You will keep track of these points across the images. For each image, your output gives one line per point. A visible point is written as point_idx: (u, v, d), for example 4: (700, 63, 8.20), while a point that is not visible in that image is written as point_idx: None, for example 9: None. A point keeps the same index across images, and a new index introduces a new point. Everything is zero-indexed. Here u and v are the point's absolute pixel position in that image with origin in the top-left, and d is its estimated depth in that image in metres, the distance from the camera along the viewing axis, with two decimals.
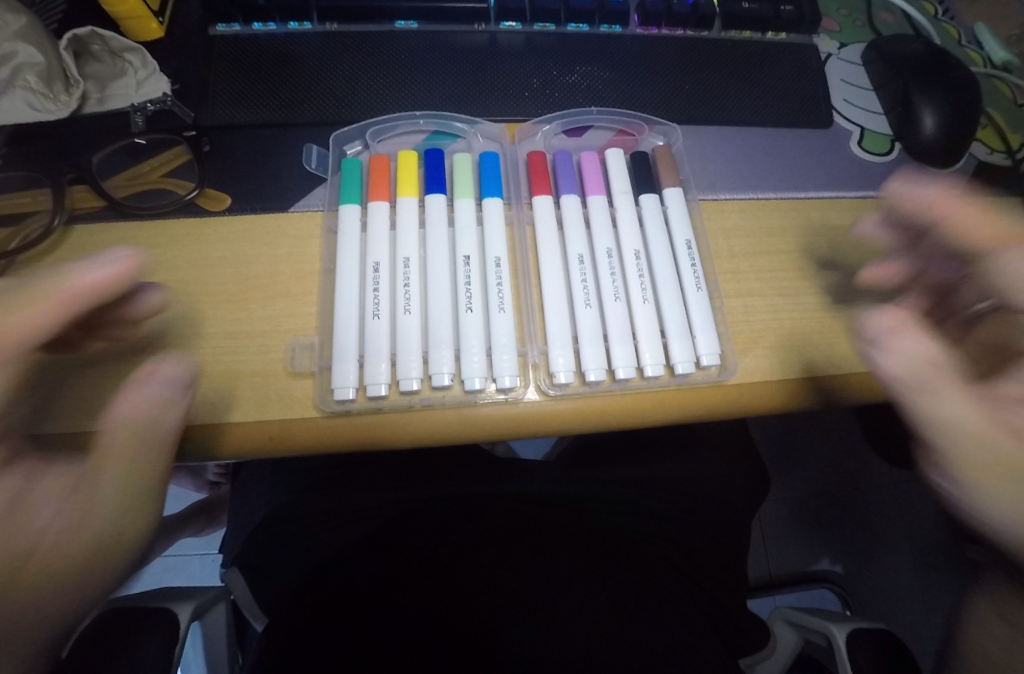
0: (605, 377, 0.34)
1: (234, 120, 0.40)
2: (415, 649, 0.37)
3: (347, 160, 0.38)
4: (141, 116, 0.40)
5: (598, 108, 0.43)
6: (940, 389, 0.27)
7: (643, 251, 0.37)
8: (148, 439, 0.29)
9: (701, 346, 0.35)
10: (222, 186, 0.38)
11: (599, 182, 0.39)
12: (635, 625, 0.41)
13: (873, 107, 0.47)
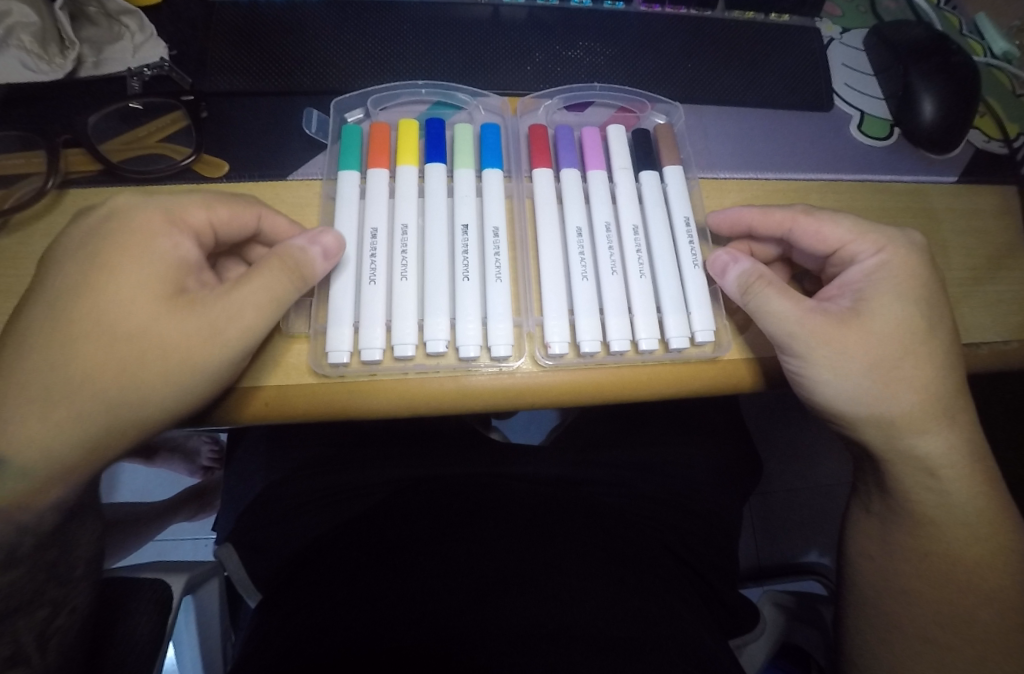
0: (598, 350, 0.34)
1: (232, 87, 0.40)
2: (405, 617, 0.37)
3: (347, 127, 0.38)
4: (138, 81, 0.39)
5: (600, 85, 0.43)
6: (762, 292, 0.33)
7: (641, 226, 0.37)
8: (268, 294, 0.30)
9: (697, 322, 0.35)
10: (219, 153, 0.38)
11: (600, 158, 0.39)
12: (626, 600, 0.41)
13: (874, 92, 0.47)
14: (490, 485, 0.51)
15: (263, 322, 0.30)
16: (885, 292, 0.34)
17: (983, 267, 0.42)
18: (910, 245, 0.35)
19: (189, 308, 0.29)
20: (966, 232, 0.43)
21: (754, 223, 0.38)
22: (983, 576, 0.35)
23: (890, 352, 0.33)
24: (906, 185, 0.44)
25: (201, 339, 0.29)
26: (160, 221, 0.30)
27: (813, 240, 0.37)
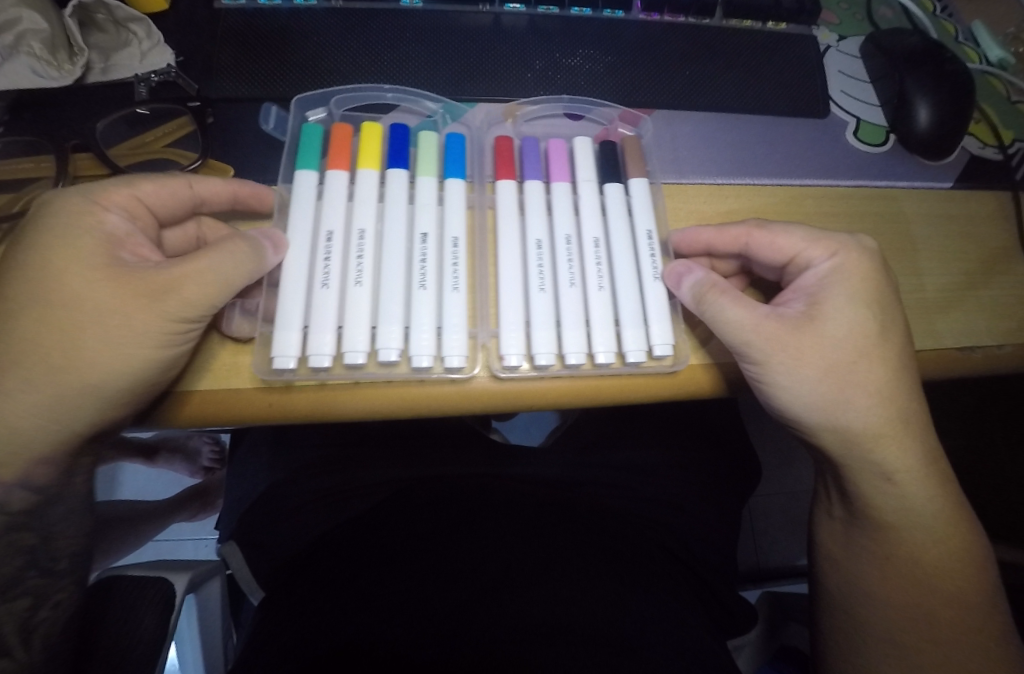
0: (554, 362, 0.35)
1: (239, 93, 0.40)
2: (392, 619, 0.37)
3: (306, 127, 0.38)
4: (146, 87, 0.40)
5: (569, 97, 0.43)
6: (716, 300, 0.34)
7: (603, 240, 0.38)
8: (222, 273, 0.31)
9: (655, 336, 0.36)
10: (227, 158, 0.39)
11: (578, 169, 0.40)
12: (611, 597, 0.41)
13: (870, 99, 0.48)
14: (490, 487, 0.51)
15: (215, 299, 0.31)
16: (836, 296, 0.34)
17: (976, 272, 0.43)
18: (863, 249, 0.36)
19: (143, 289, 0.30)
20: (959, 237, 0.44)
21: (710, 242, 0.39)
22: (962, 574, 0.37)
23: (844, 356, 0.34)
24: (902, 191, 0.45)
25: (153, 316, 0.29)
26: (108, 211, 0.31)
27: (769, 250, 0.37)
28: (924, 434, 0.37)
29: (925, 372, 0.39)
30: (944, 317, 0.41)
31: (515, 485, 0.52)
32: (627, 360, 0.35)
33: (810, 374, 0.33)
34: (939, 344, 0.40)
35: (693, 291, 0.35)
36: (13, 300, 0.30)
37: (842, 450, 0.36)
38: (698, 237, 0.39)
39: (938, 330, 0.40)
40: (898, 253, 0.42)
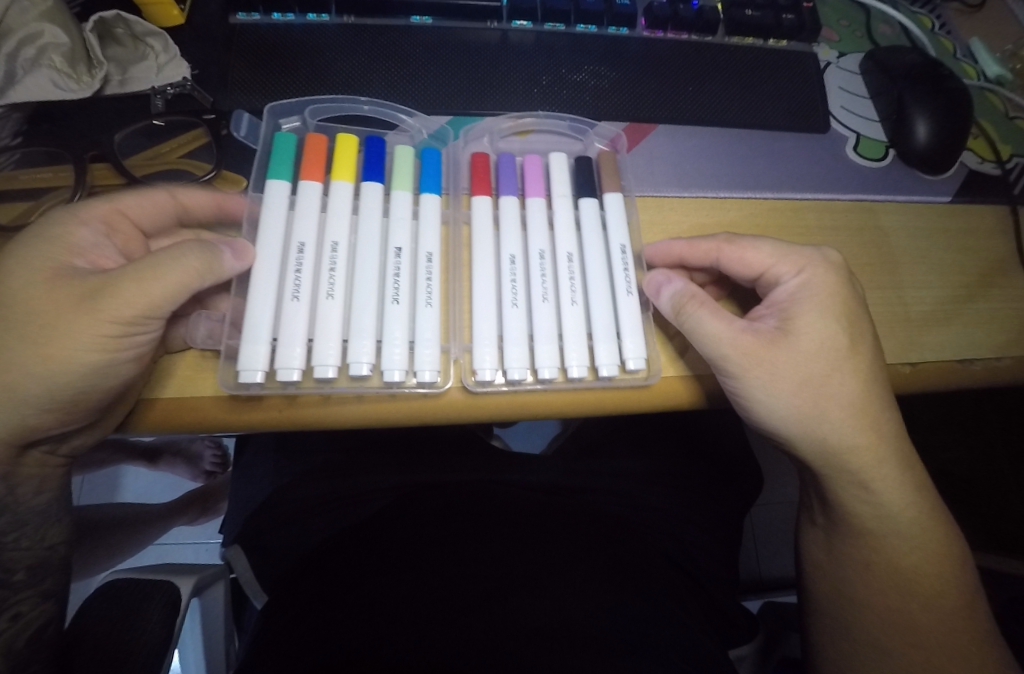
0: (527, 375, 0.35)
1: (251, 105, 0.41)
2: (384, 626, 0.37)
3: (279, 136, 0.38)
4: (161, 99, 0.41)
5: (544, 112, 0.44)
6: (694, 313, 0.35)
7: (575, 256, 0.38)
8: (172, 278, 0.31)
9: (629, 351, 0.36)
10: (239, 168, 0.40)
11: (579, 181, 0.41)
12: (602, 604, 0.41)
13: (870, 114, 0.49)
14: (490, 493, 0.52)
15: (163, 305, 0.31)
16: (806, 311, 0.35)
17: (974, 285, 0.43)
18: (827, 261, 0.37)
19: (89, 293, 0.30)
20: (957, 251, 0.44)
21: (683, 254, 0.39)
22: (958, 582, 0.38)
23: (818, 369, 0.35)
24: (901, 205, 0.45)
25: (96, 320, 0.30)
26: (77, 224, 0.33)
27: (738, 265, 0.38)
28: (906, 442, 0.38)
29: (922, 383, 0.40)
30: (943, 328, 0.41)
31: (517, 491, 0.53)
32: (599, 374, 0.36)
33: (785, 387, 0.34)
34: (937, 356, 0.41)
35: (673, 301, 0.36)
36: (29, 307, 0.30)
37: (822, 457, 0.37)
38: (671, 250, 0.39)
39: (938, 341, 0.41)
40: (897, 265, 0.43)
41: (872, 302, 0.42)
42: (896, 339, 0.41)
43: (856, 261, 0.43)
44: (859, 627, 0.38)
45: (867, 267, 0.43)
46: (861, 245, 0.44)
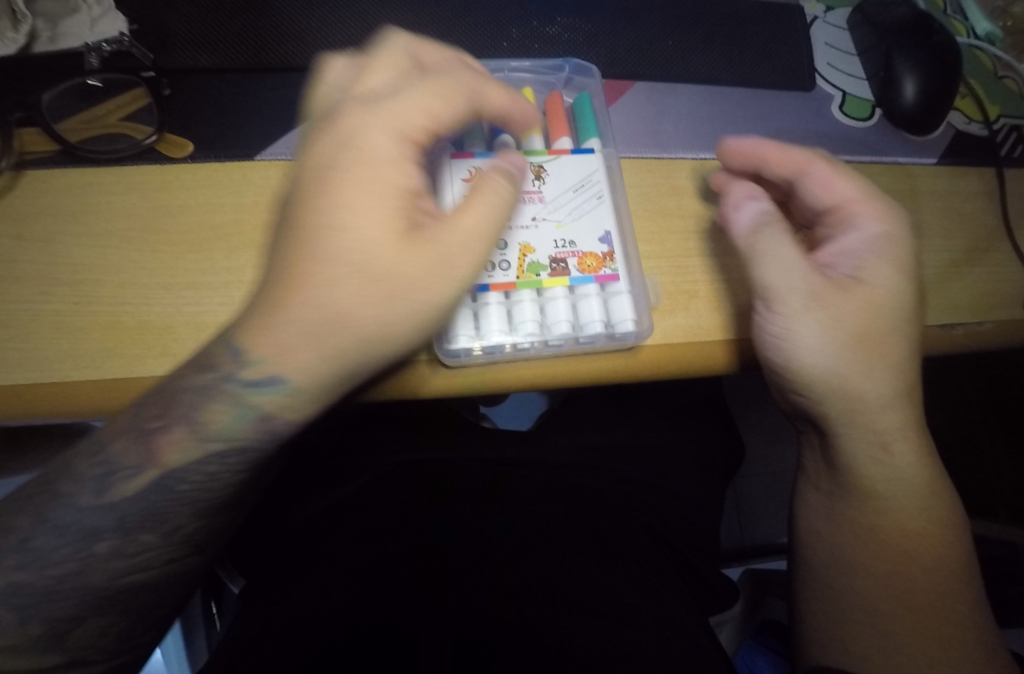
0: (506, 343, 0.33)
1: (195, 64, 0.39)
2: (355, 602, 0.36)
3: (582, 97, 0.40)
4: (96, 57, 0.38)
5: (513, 67, 0.42)
6: (774, 237, 0.34)
7: (547, 210, 0.35)
8: (484, 224, 0.31)
9: (615, 312, 0.34)
10: (183, 132, 0.37)
11: (562, 124, 0.39)
12: (581, 578, 0.40)
13: (856, 71, 0.47)
14: (467, 467, 0.51)
15: (480, 250, 0.31)
16: (875, 264, 0.35)
17: (960, 250, 0.42)
18: (901, 223, 0.36)
19: (430, 246, 0.29)
20: (944, 214, 0.43)
21: (766, 154, 0.38)
22: (945, 547, 0.37)
23: (871, 324, 0.34)
24: (888, 167, 0.44)
25: (433, 271, 0.29)
26: (360, 140, 0.30)
27: (821, 188, 0.37)
28: (894, 407, 0.37)
29: None
30: (931, 294, 0.40)
31: (498, 465, 0.52)
32: (582, 333, 0.34)
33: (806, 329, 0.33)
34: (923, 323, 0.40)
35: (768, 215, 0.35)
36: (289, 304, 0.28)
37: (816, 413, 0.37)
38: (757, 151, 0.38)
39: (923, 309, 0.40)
40: None
41: None
42: None
43: None
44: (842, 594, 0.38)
45: None
46: None
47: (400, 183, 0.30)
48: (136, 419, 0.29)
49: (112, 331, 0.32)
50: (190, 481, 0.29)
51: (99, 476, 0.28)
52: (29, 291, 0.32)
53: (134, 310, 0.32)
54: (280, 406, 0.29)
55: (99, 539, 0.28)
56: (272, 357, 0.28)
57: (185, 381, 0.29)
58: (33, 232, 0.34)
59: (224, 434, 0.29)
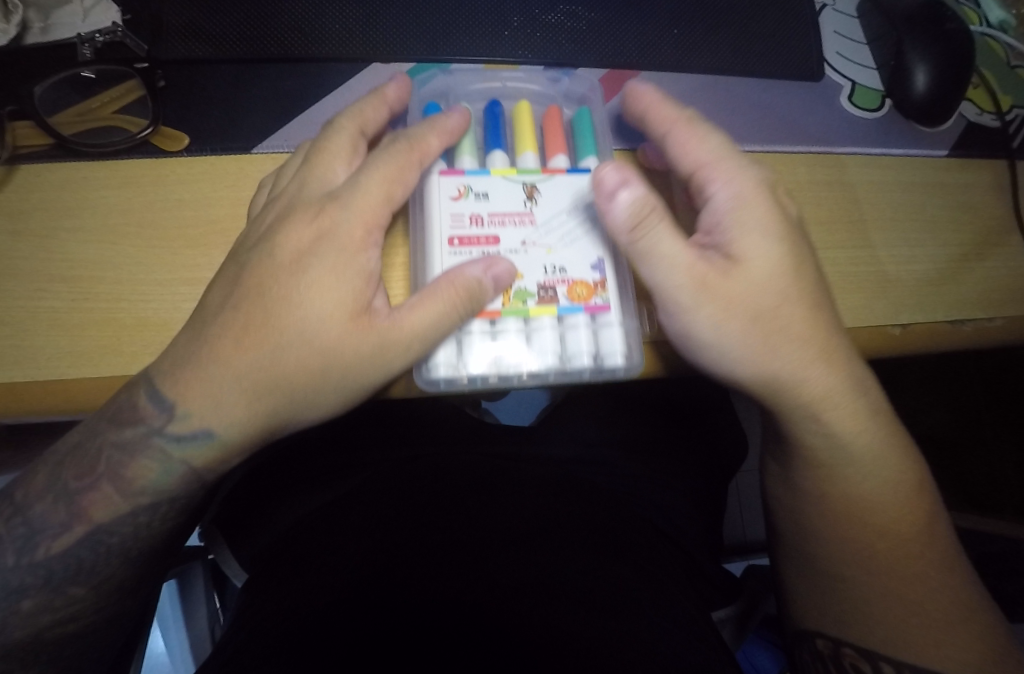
0: (490, 374, 0.32)
1: (190, 54, 0.38)
2: (353, 592, 0.35)
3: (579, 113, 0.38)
4: (89, 48, 0.38)
5: (514, 64, 0.41)
6: (651, 228, 0.31)
7: (538, 234, 0.33)
8: (425, 319, 0.29)
9: (604, 344, 0.32)
10: (178, 125, 0.36)
11: (559, 141, 0.37)
12: (579, 569, 0.39)
13: (865, 61, 0.46)
14: (469, 462, 0.51)
15: (421, 346, 0.30)
16: (749, 233, 0.33)
17: (968, 245, 0.41)
18: (760, 177, 0.34)
19: (368, 337, 0.29)
20: (955, 207, 0.42)
21: (646, 111, 0.37)
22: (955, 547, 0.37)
23: (765, 300, 0.32)
24: (897, 159, 0.43)
25: (369, 358, 0.29)
26: (324, 221, 0.31)
27: (680, 150, 0.35)
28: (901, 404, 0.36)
29: (911, 346, 0.39)
30: (940, 289, 0.40)
31: (500, 462, 0.52)
32: (568, 365, 0.32)
33: (711, 320, 0.31)
34: (932, 318, 0.39)
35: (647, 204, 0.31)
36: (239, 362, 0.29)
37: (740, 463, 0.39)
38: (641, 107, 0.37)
39: (931, 304, 0.39)
40: (892, 223, 0.41)
41: (859, 263, 0.40)
42: (890, 300, 0.39)
43: (849, 217, 0.41)
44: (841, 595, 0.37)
45: (860, 223, 0.41)
46: (857, 202, 0.41)
47: (355, 264, 0.30)
48: (55, 480, 0.30)
49: (107, 327, 0.31)
50: (120, 533, 0.30)
51: (22, 536, 0.29)
52: (23, 287, 0.32)
53: (128, 306, 0.32)
54: (206, 460, 0.30)
55: (24, 594, 0.30)
56: (198, 412, 0.29)
57: (103, 438, 0.30)
58: (28, 227, 0.33)
59: (151, 489, 0.30)
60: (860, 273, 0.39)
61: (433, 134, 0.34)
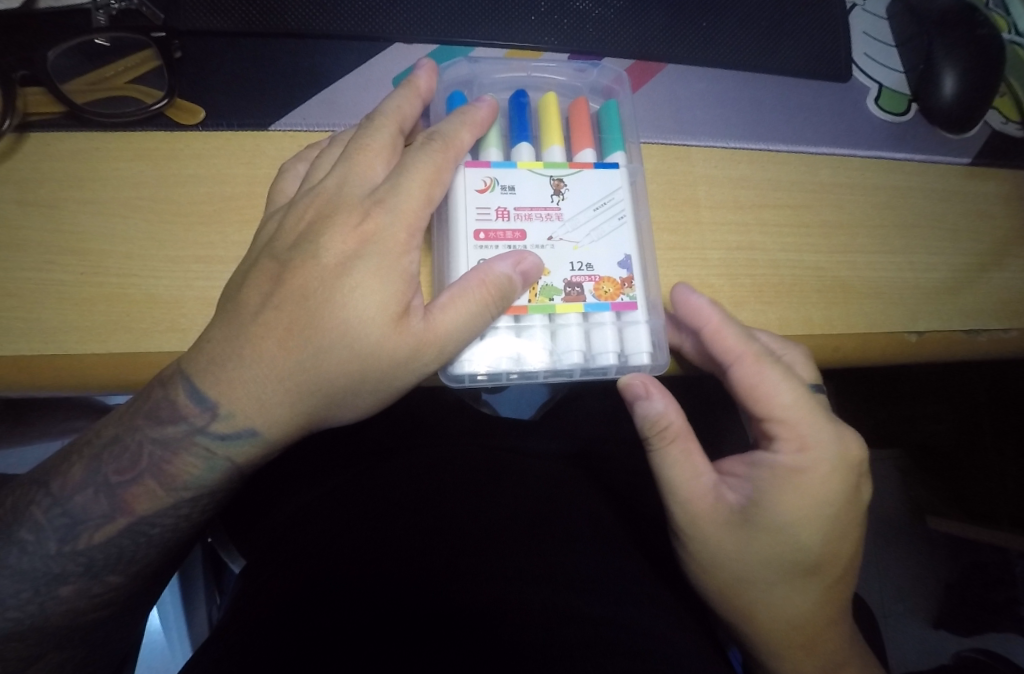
0: (512, 371, 0.31)
1: (208, 26, 0.37)
2: (359, 585, 0.34)
3: (607, 105, 0.37)
4: (105, 15, 0.37)
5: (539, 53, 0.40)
6: (655, 395, 0.32)
7: (565, 230, 0.32)
8: (467, 321, 0.28)
9: (630, 342, 0.32)
10: (195, 98, 0.35)
11: (586, 135, 0.36)
12: (592, 569, 0.38)
13: (893, 63, 0.45)
14: (477, 457, 0.50)
15: (460, 347, 0.29)
16: (774, 501, 0.32)
17: (988, 255, 0.41)
18: (836, 462, 0.33)
19: (408, 338, 0.28)
20: (978, 217, 0.42)
21: (705, 329, 0.32)
22: None
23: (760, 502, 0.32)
24: (921, 165, 0.42)
25: (410, 359, 0.28)
26: (368, 222, 0.29)
27: (745, 386, 0.33)
28: None
29: (928, 354, 0.38)
30: (958, 298, 0.39)
31: (507, 456, 0.52)
32: (593, 363, 0.31)
33: (676, 419, 0.32)
34: (950, 327, 0.38)
35: (706, 335, 0.33)
36: (262, 358, 0.28)
37: (685, 520, 0.33)
38: (703, 310, 0.32)
39: (949, 313, 0.39)
40: (913, 229, 0.41)
41: (877, 268, 0.39)
42: (908, 307, 0.39)
43: (873, 221, 0.40)
44: (835, 647, 0.34)
45: (883, 227, 0.40)
46: (881, 209, 0.41)
47: (400, 268, 0.29)
48: (95, 471, 0.29)
49: (118, 304, 0.31)
50: (161, 525, 0.30)
51: (64, 525, 0.29)
52: (31, 259, 0.31)
53: (140, 282, 0.31)
54: (249, 456, 0.29)
55: (63, 581, 0.29)
56: (243, 411, 0.28)
57: (143, 433, 0.29)
58: (38, 197, 0.32)
59: (193, 483, 0.29)
60: (880, 279, 0.39)
61: (466, 129, 0.33)
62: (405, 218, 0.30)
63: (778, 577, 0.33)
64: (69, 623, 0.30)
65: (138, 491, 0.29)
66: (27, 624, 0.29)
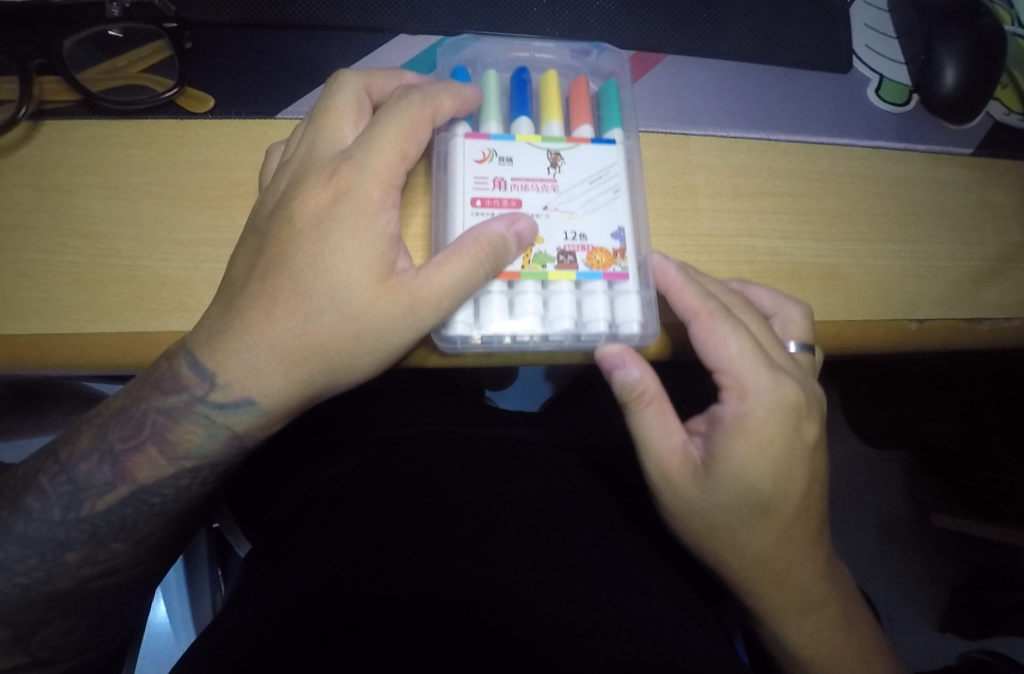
0: (504, 336, 0.31)
1: (218, 17, 0.38)
2: (359, 566, 0.35)
3: (606, 84, 0.38)
4: (119, 7, 0.38)
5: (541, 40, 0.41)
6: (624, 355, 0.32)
7: (560, 201, 0.33)
8: (456, 280, 0.29)
9: (621, 313, 0.32)
10: (204, 87, 0.36)
11: (584, 112, 0.37)
12: (591, 551, 0.38)
13: (894, 54, 0.45)
14: (478, 445, 0.51)
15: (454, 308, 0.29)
16: (735, 454, 0.31)
17: (989, 244, 0.41)
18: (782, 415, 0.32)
19: (398, 295, 0.29)
20: (979, 207, 0.42)
21: (667, 290, 0.33)
22: None
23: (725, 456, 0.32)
24: (921, 154, 0.42)
25: (402, 318, 0.29)
26: (343, 182, 0.30)
27: (704, 345, 0.33)
28: None
29: (929, 343, 0.38)
30: (958, 287, 0.39)
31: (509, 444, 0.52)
32: (586, 330, 0.32)
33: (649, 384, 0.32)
34: (950, 316, 0.39)
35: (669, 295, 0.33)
36: (266, 333, 0.28)
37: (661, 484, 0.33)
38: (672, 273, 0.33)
39: (950, 301, 0.39)
40: (913, 218, 0.41)
41: (878, 257, 0.39)
42: (908, 295, 0.39)
43: (873, 210, 0.40)
44: (831, 630, 0.35)
45: (883, 217, 0.40)
46: (881, 197, 0.41)
47: (381, 231, 0.29)
48: (100, 440, 0.30)
49: (128, 284, 0.31)
50: (161, 495, 0.31)
51: (68, 493, 0.30)
52: (44, 241, 0.32)
53: (150, 264, 0.32)
54: (249, 425, 0.30)
55: (68, 548, 0.30)
56: (238, 382, 0.29)
57: (148, 403, 0.30)
58: (52, 181, 0.33)
59: (194, 452, 0.30)
60: (880, 267, 0.39)
61: (448, 97, 0.34)
62: (381, 178, 0.30)
63: (779, 550, 0.33)
64: (76, 589, 0.31)
65: (147, 462, 0.30)
66: (35, 589, 0.30)
